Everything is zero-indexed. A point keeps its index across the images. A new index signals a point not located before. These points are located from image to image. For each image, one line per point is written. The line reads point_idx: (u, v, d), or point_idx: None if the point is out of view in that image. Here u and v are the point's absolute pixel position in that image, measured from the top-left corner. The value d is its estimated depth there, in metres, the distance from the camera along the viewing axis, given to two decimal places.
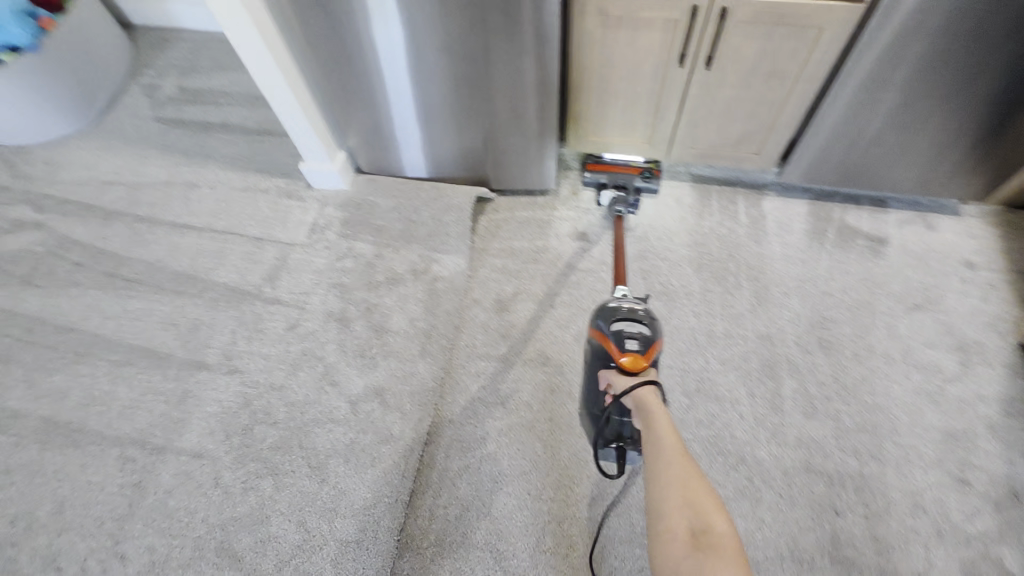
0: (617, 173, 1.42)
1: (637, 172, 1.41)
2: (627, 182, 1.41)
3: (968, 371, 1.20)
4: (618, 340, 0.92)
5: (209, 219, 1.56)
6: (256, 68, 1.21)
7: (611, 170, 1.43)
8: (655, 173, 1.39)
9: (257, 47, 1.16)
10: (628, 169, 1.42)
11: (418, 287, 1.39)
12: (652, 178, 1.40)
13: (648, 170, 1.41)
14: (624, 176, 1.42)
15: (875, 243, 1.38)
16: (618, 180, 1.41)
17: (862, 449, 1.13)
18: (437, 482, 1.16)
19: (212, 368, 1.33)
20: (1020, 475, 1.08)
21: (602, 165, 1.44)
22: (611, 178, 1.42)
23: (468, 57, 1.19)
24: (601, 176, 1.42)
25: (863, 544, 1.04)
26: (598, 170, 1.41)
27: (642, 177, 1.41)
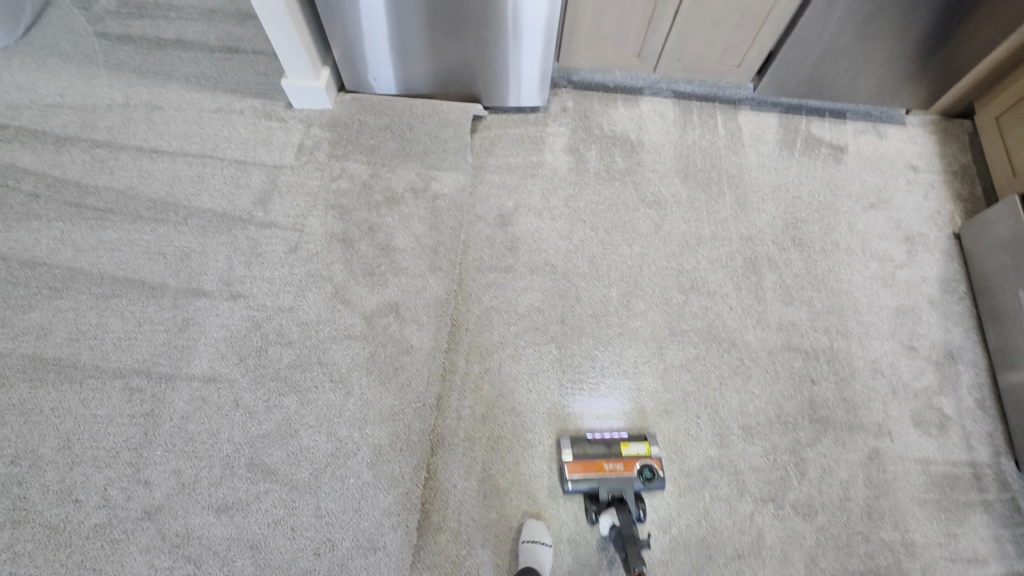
0: (609, 475, 1.08)
1: (634, 472, 1.08)
2: (624, 492, 1.07)
3: (914, 258, 1.39)
4: None
5: (181, 144, 1.46)
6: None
7: (600, 473, 1.08)
8: (656, 471, 1.09)
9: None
10: (621, 467, 1.09)
11: (419, 205, 1.39)
12: (655, 477, 1.09)
13: (648, 467, 1.09)
14: (618, 480, 1.08)
15: (836, 150, 1.52)
16: (613, 488, 1.08)
17: (832, 327, 1.30)
18: (461, 386, 1.22)
19: (212, 294, 1.29)
20: (952, 339, 1.30)
21: (586, 463, 1.09)
22: (603, 486, 1.08)
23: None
24: (590, 484, 1.08)
25: (835, 404, 1.22)
26: (586, 479, 1.07)
27: (641, 478, 1.08)
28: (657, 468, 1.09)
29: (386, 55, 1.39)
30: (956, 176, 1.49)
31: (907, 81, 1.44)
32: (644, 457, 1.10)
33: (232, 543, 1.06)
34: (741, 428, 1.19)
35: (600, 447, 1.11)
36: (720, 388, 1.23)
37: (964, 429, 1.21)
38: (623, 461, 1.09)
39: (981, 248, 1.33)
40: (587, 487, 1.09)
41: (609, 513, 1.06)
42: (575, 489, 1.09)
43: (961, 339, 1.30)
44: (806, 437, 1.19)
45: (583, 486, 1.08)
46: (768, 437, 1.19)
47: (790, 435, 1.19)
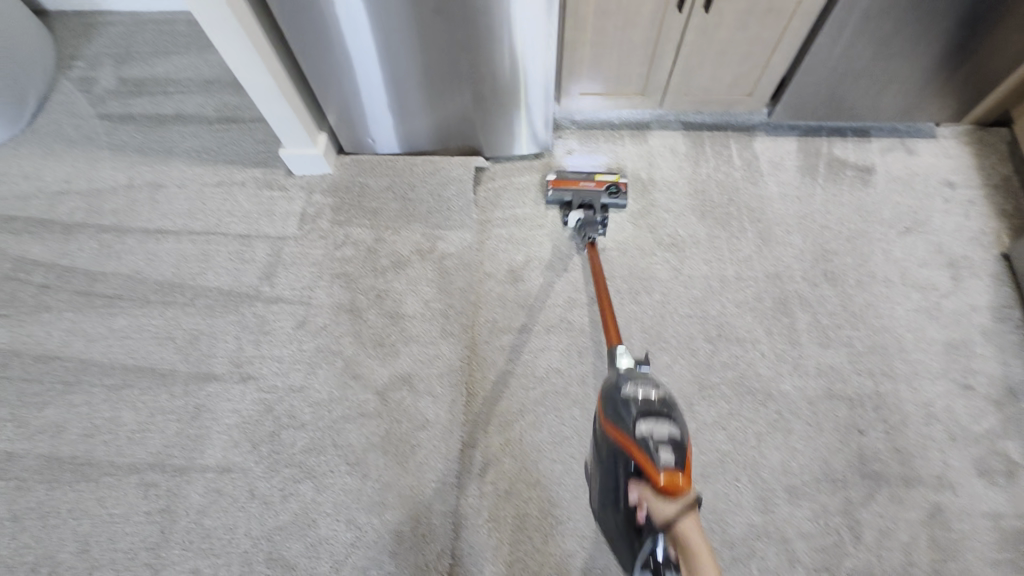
0: (583, 189, 1.36)
1: (603, 187, 1.35)
2: (592, 200, 1.35)
3: (960, 285, 1.28)
4: (645, 452, 0.78)
5: (186, 221, 1.45)
6: (223, 44, 1.10)
7: (575, 186, 1.37)
8: (622, 190, 1.35)
9: (224, 20, 1.04)
10: (592, 184, 1.36)
11: (426, 267, 1.35)
12: (619, 192, 1.35)
13: (615, 185, 1.35)
14: (589, 194, 1.36)
15: (862, 172, 1.42)
16: (583, 198, 1.36)
17: (876, 370, 1.20)
18: (481, 461, 1.16)
19: (221, 377, 1.26)
20: (1013, 374, 1.19)
21: (565, 180, 1.37)
22: (577, 196, 1.36)
23: (459, 20, 1.11)
24: (566, 193, 1.37)
25: (888, 457, 1.12)
26: (563, 186, 1.36)
27: (608, 193, 1.35)
28: (622, 187, 1.35)
29: (380, 115, 1.36)
30: (998, 189, 1.39)
31: (936, 96, 1.35)
32: (612, 179, 1.36)
33: None
34: (786, 489, 1.10)
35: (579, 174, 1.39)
36: (758, 445, 1.14)
37: None
38: (596, 178, 1.36)
39: None
40: (563, 196, 1.37)
41: (578, 210, 1.33)
42: (555, 199, 1.38)
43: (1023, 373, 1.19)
44: (858, 496, 1.09)
45: (561, 195, 1.37)
46: (816, 499, 1.09)
47: (840, 494, 1.10)
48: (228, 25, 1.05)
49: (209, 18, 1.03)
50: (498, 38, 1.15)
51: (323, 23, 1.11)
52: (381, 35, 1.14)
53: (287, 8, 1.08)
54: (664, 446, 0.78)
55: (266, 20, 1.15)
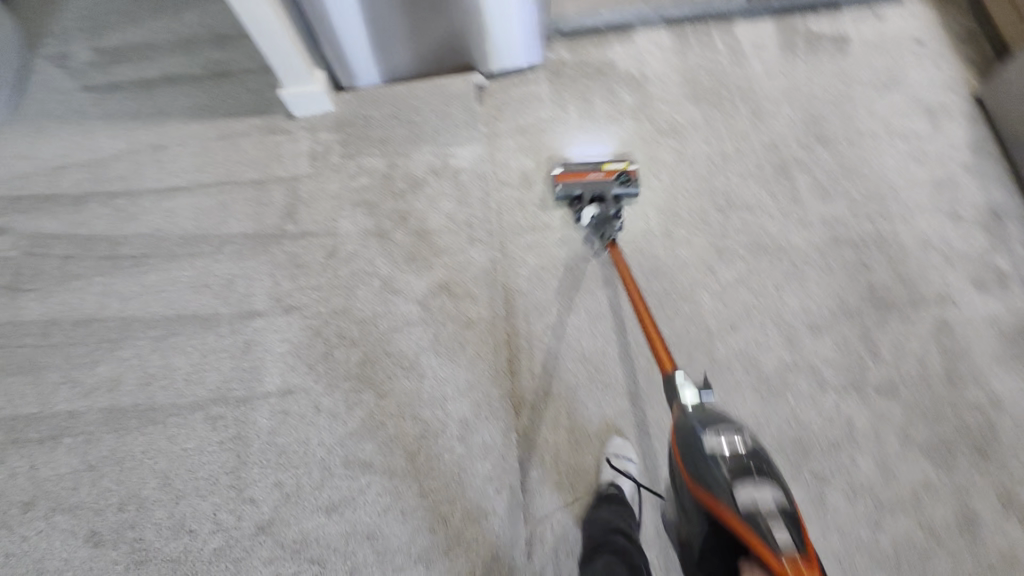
0: (591, 180, 1.31)
1: (613, 176, 1.30)
2: (603, 191, 1.29)
3: (939, 129, 1.38)
4: (756, 526, 0.69)
5: (197, 175, 1.46)
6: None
7: (583, 177, 1.31)
8: (632, 177, 1.29)
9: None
10: (601, 175, 1.30)
11: (443, 184, 1.40)
12: (630, 181, 1.29)
13: (624, 173, 1.30)
14: (599, 185, 1.30)
15: (838, 41, 1.51)
16: (594, 190, 1.29)
17: (875, 213, 1.31)
18: (528, 347, 1.23)
19: (264, 313, 1.30)
20: (995, 199, 1.30)
21: (572, 173, 1.31)
22: (586, 188, 1.30)
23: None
24: (575, 187, 1.30)
25: (894, 285, 1.23)
26: (570, 179, 1.30)
27: (619, 182, 1.29)
28: (632, 174, 1.30)
29: (374, 42, 1.37)
30: (963, 40, 1.48)
31: None
32: (621, 168, 1.30)
33: (348, 538, 1.09)
34: (809, 327, 1.21)
35: (585, 164, 1.34)
36: (779, 293, 1.24)
37: None
38: (604, 168, 1.31)
39: (1005, 104, 1.33)
40: (573, 191, 1.30)
41: (590, 205, 1.26)
42: (563, 194, 1.31)
43: (1003, 197, 1.30)
44: (873, 322, 1.21)
45: (570, 189, 1.30)
46: (837, 331, 1.20)
47: (857, 323, 1.21)
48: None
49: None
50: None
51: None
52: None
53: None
54: (773, 521, 0.68)
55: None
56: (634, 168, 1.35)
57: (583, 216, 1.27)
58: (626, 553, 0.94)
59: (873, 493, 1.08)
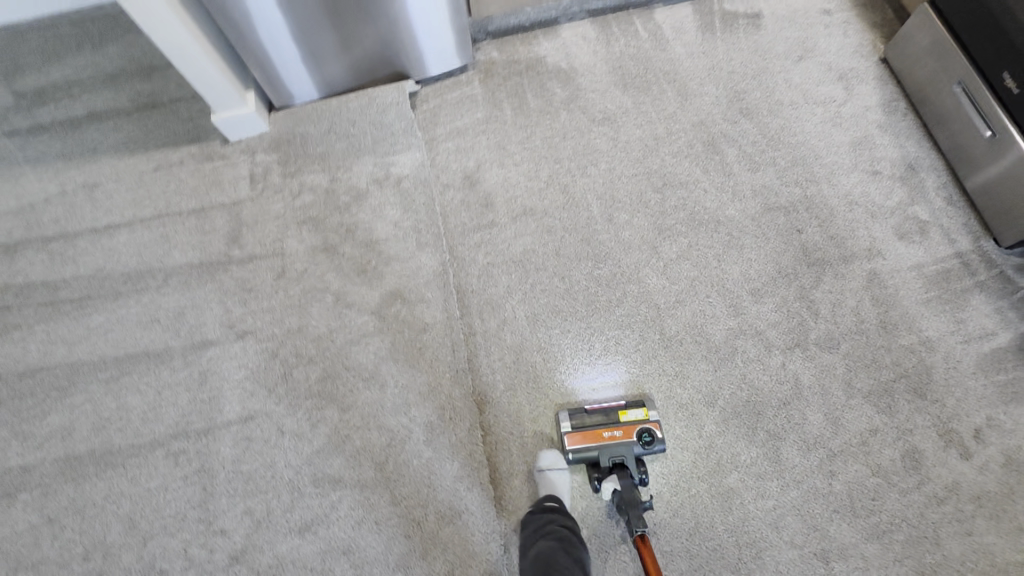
0: (609, 442, 1.09)
1: (634, 435, 1.09)
2: (624, 457, 1.07)
3: (852, 92, 1.46)
4: None
5: (135, 210, 1.44)
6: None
7: (599, 440, 1.09)
8: (655, 436, 1.09)
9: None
10: (620, 433, 1.09)
11: (386, 194, 1.40)
12: (654, 441, 1.09)
13: (646, 430, 1.09)
14: (618, 447, 1.09)
15: (752, 19, 1.57)
16: (613, 455, 1.07)
17: (801, 179, 1.37)
18: (485, 345, 1.25)
19: (218, 341, 1.28)
20: (908, 153, 1.38)
21: (585, 433, 1.10)
22: (603, 452, 1.08)
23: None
24: (591, 450, 1.09)
25: (825, 244, 1.30)
26: (585, 443, 1.08)
27: (641, 443, 1.09)
28: (656, 431, 1.10)
29: (301, 62, 1.38)
30: (866, 6, 1.57)
31: None
32: (643, 422, 1.10)
33: (324, 555, 1.09)
34: (750, 293, 1.26)
35: (598, 418, 1.13)
36: (720, 264, 1.29)
37: (943, 228, 1.30)
38: (621, 424, 1.10)
39: (908, 62, 1.41)
40: (589, 455, 1.09)
41: (610, 477, 1.06)
42: (577, 460, 1.09)
43: (916, 150, 1.38)
44: (809, 282, 1.27)
45: (586, 453, 1.09)
46: (776, 293, 1.26)
47: (795, 284, 1.26)
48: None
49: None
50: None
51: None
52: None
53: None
54: None
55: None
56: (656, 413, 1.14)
57: (605, 490, 1.05)
58: (568, 539, 0.88)
59: (824, 444, 1.13)
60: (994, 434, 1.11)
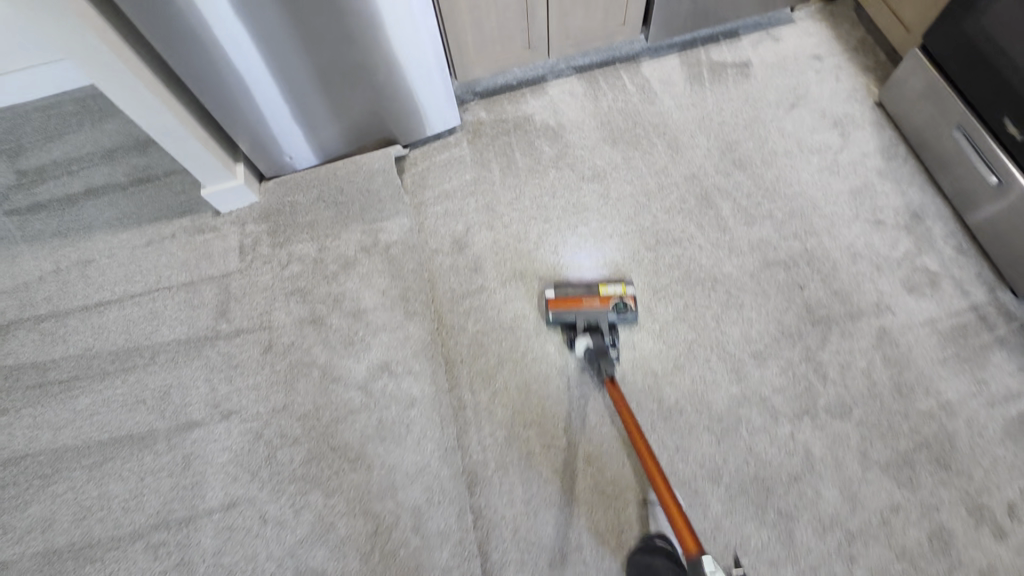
0: (586, 308, 1.20)
1: (609, 304, 1.20)
2: (599, 321, 1.20)
3: (848, 139, 1.42)
4: None
5: (125, 286, 1.43)
6: (103, 82, 1.08)
7: (577, 306, 1.20)
8: (630, 305, 1.19)
9: (99, 53, 1.02)
10: (597, 302, 1.20)
11: (375, 260, 1.38)
12: (628, 309, 1.20)
13: (621, 301, 1.20)
14: (594, 312, 1.20)
15: (741, 68, 1.55)
16: (589, 319, 1.20)
17: (801, 231, 1.32)
18: (476, 418, 1.20)
19: (203, 422, 1.25)
20: (913, 200, 1.32)
21: (565, 299, 1.21)
22: (580, 316, 1.20)
23: (346, 7, 1.12)
24: (569, 315, 1.20)
25: (830, 301, 1.24)
26: (564, 308, 1.19)
27: (616, 310, 1.20)
28: (630, 301, 1.20)
29: (287, 131, 1.38)
30: (857, 52, 1.54)
31: None
32: (618, 294, 1.21)
33: None
34: (752, 356, 1.20)
35: (579, 289, 1.24)
36: (718, 325, 1.24)
37: (955, 280, 1.23)
38: (599, 294, 1.21)
39: (904, 107, 1.37)
40: (567, 318, 1.21)
41: (585, 337, 1.18)
42: (555, 320, 1.22)
43: (920, 197, 1.33)
44: (815, 342, 1.20)
45: (564, 317, 1.20)
46: (780, 355, 1.19)
47: (799, 345, 1.20)
48: (105, 61, 1.04)
49: (79, 55, 1.01)
50: (385, 16, 1.17)
51: (204, 39, 1.09)
52: (270, 37, 1.13)
53: (158, 27, 1.05)
54: None
55: (144, 51, 1.13)
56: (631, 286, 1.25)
57: (578, 346, 1.19)
58: None
59: (841, 524, 1.04)
60: None
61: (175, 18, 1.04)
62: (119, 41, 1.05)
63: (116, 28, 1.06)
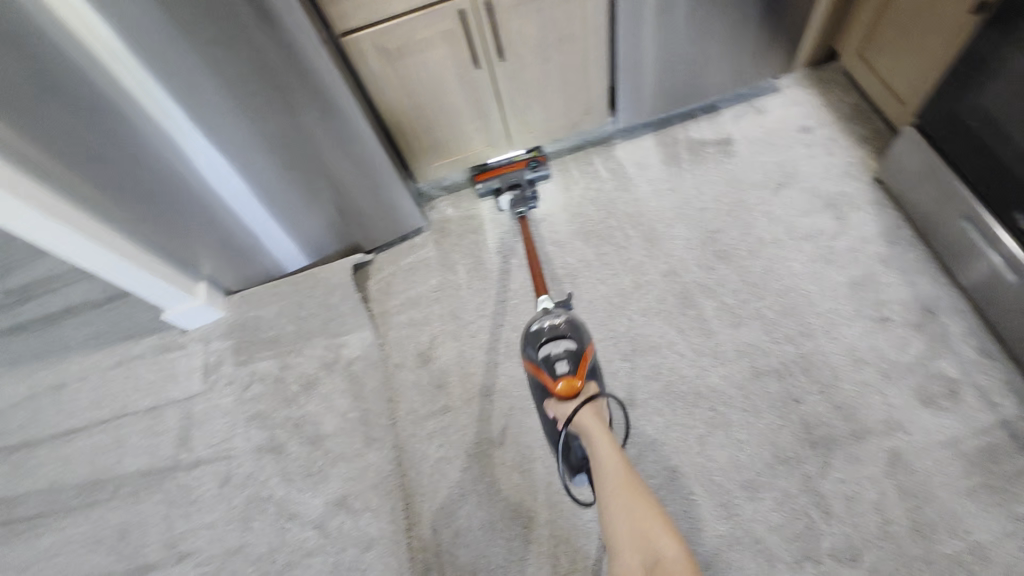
0: (506, 174, 1.43)
1: (524, 166, 1.43)
2: (519, 179, 1.42)
3: (845, 222, 1.28)
4: None
5: (94, 411, 1.41)
6: (38, 237, 1.08)
7: (500, 173, 1.44)
8: (541, 161, 1.43)
9: (20, 211, 1.02)
10: (514, 166, 1.44)
11: (337, 379, 1.32)
12: (540, 166, 1.44)
13: (533, 160, 1.44)
14: (514, 175, 1.44)
15: (722, 145, 1.44)
16: (511, 181, 1.43)
17: (794, 332, 1.18)
18: (437, 562, 1.10)
19: (159, 565, 1.19)
20: (922, 293, 1.17)
21: (489, 170, 1.44)
22: (504, 181, 1.43)
23: (277, 130, 1.10)
24: (494, 183, 1.43)
25: (831, 417, 1.09)
26: (488, 177, 1.42)
27: (531, 169, 1.44)
28: (541, 159, 1.44)
29: (243, 247, 1.35)
30: (851, 121, 1.41)
31: (760, 57, 1.38)
32: (531, 156, 1.44)
33: None
34: (742, 487, 1.06)
35: (499, 161, 1.47)
36: (703, 448, 1.10)
37: (979, 389, 1.07)
38: (515, 160, 1.44)
39: (906, 187, 1.23)
40: (493, 186, 1.44)
41: (507, 194, 1.41)
42: (485, 190, 1.45)
43: (931, 289, 1.18)
44: (815, 469, 1.05)
45: (490, 185, 1.44)
46: (775, 487, 1.05)
47: (797, 473, 1.05)
48: (32, 218, 1.03)
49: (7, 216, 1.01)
50: (321, 132, 1.14)
51: (137, 174, 1.09)
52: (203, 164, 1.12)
53: (87, 171, 1.05)
54: None
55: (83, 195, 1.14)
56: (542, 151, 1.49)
57: (503, 204, 1.43)
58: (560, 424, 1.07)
59: None
60: None
61: (104, 160, 1.05)
62: (49, 195, 1.06)
63: (47, 180, 1.06)
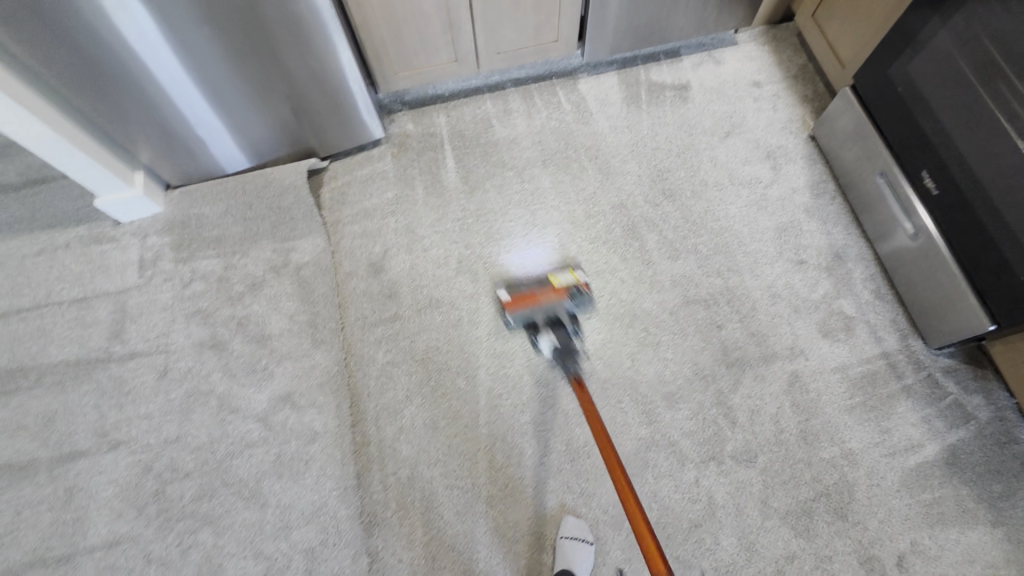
0: (543, 302, 1.15)
1: (564, 294, 1.16)
2: (558, 313, 1.16)
3: (779, 172, 1.39)
4: None
5: (11, 298, 1.32)
6: None
7: (535, 303, 1.15)
8: (585, 291, 1.17)
9: None
10: (553, 294, 1.16)
11: (285, 282, 1.31)
12: (584, 297, 1.17)
13: (575, 289, 1.17)
14: (552, 305, 1.16)
15: (679, 90, 1.50)
16: (548, 313, 1.16)
17: (723, 268, 1.30)
18: (380, 455, 1.16)
19: (89, 452, 1.18)
20: (835, 241, 1.32)
21: (524, 297, 1.15)
22: (540, 313, 1.15)
23: (235, 12, 1.04)
24: (526, 315, 1.14)
25: (746, 342, 1.22)
26: (524, 309, 1.13)
27: (572, 300, 1.17)
28: (585, 287, 1.18)
29: (189, 139, 1.28)
30: (796, 80, 1.51)
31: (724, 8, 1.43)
32: (572, 282, 1.18)
33: None
34: (663, 397, 1.18)
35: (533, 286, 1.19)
36: (633, 363, 1.21)
37: (869, 325, 1.23)
38: (554, 286, 1.17)
39: (835, 145, 1.35)
40: (525, 318, 1.15)
41: (547, 335, 1.12)
42: (517, 322, 1.16)
43: (844, 238, 1.32)
44: (727, 385, 1.19)
45: (523, 317, 1.14)
46: (692, 399, 1.17)
47: (711, 388, 1.18)
48: None
49: None
50: (283, 21, 1.08)
51: (74, 41, 1.00)
52: (150, 40, 1.04)
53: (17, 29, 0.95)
54: None
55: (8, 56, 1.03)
56: (582, 274, 1.23)
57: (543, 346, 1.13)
58: None
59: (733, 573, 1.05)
60: (918, 561, 1.04)
61: (37, 18, 0.95)
62: None
63: None
